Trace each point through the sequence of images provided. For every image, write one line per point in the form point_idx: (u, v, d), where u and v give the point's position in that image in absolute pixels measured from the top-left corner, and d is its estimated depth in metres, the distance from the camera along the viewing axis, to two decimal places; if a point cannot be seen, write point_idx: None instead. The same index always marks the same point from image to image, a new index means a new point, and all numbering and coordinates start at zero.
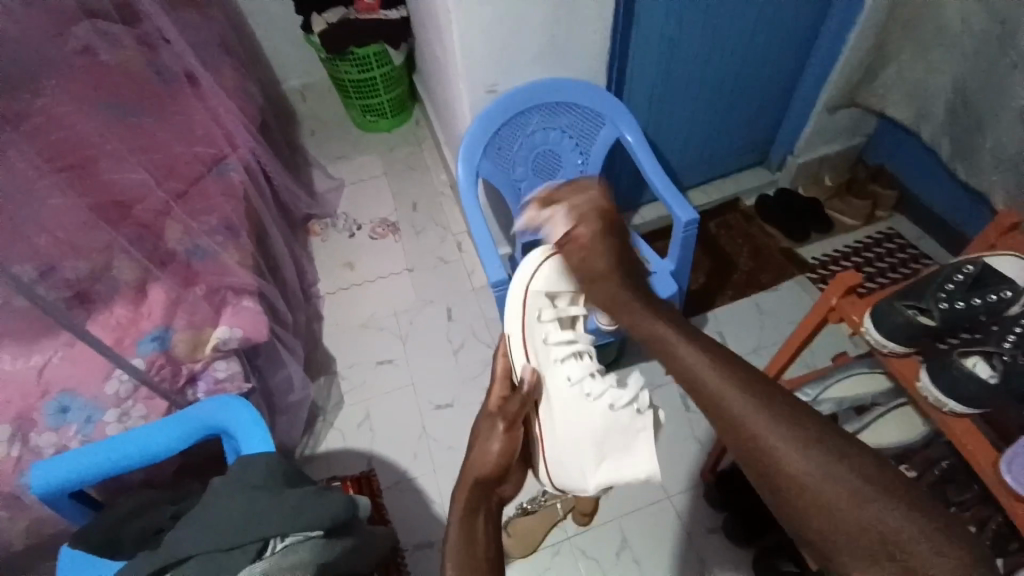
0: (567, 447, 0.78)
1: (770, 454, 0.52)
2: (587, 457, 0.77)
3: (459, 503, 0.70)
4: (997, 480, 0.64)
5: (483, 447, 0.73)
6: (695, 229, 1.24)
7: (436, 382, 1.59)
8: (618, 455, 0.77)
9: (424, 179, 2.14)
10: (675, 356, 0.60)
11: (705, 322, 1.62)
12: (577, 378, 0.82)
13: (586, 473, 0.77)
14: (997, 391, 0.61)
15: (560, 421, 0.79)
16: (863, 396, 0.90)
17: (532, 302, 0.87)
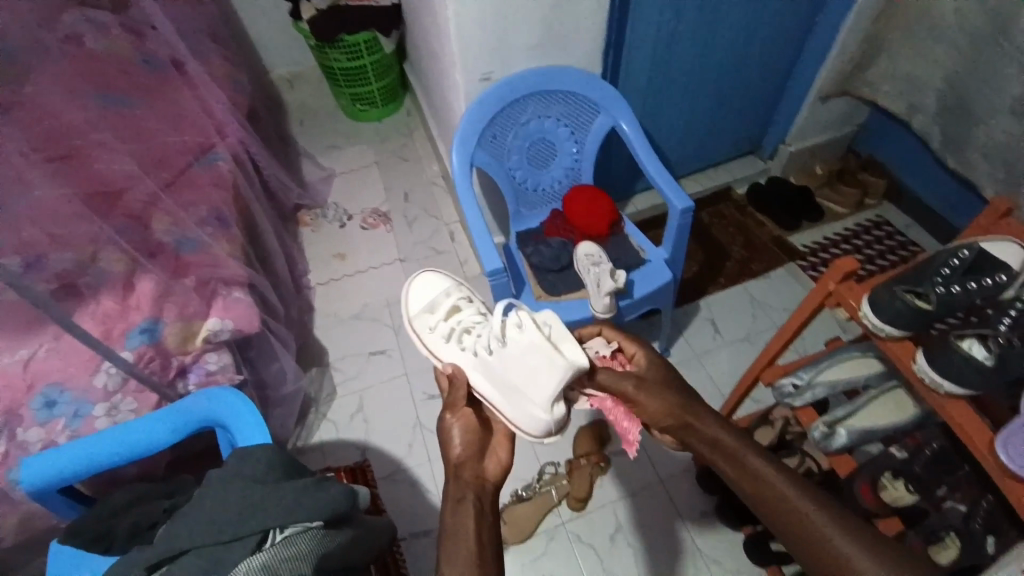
0: (497, 404, 0.83)
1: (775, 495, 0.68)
2: (513, 398, 0.80)
3: (446, 492, 0.71)
4: (994, 464, 0.62)
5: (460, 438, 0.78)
6: (690, 217, 1.24)
7: (430, 372, 1.58)
8: (533, 371, 0.79)
9: (415, 170, 2.12)
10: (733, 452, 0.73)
11: (697, 310, 1.63)
12: (468, 346, 0.91)
13: (523, 410, 0.79)
14: (994, 374, 0.60)
15: (490, 381, 0.84)
16: (861, 376, 0.87)
17: (422, 322, 1.02)
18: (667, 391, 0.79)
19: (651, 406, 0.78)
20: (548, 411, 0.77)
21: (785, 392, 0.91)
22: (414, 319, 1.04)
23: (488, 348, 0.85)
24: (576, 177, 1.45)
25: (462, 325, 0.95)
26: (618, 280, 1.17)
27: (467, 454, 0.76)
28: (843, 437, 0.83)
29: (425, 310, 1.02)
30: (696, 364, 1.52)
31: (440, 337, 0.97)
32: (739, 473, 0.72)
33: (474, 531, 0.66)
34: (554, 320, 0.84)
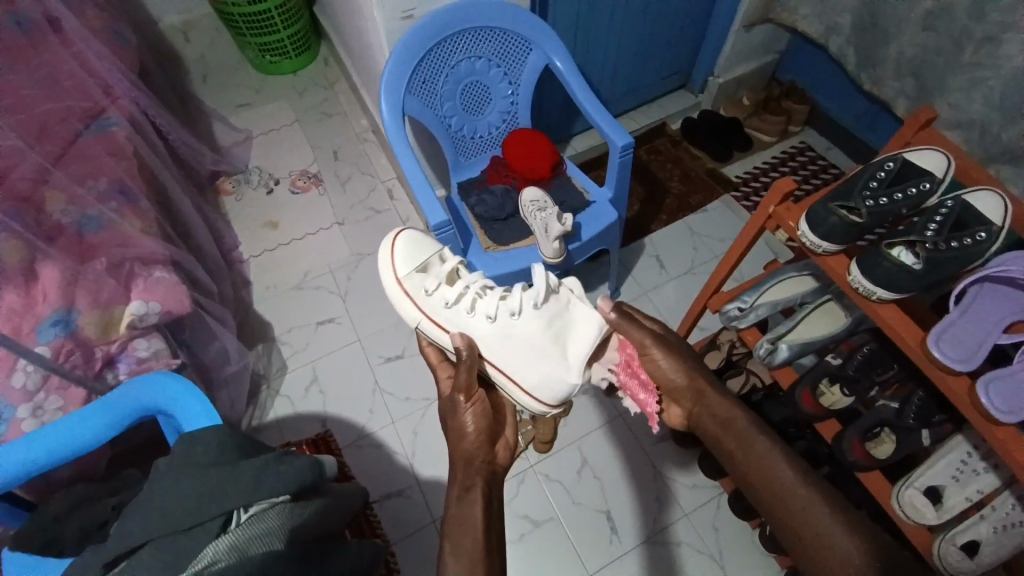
0: (524, 369, 0.84)
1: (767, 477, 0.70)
2: (545, 361, 0.83)
3: (455, 480, 0.72)
4: (928, 361, 0.61)
5: (459, 430, 0.78)
6: (631, 153, 1.23)
7: (383, 335, 1.55)
8: (573, 335, 0.85)
9: (341, 124, 1.99)
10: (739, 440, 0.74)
11: (642, 249, 1.66)
12: (482, 310, 0.88)
13: (556, 373, 0.83)
14: (924, 276, 0.62)
15: (516, 349, 0.85)
16: (797, 295, 0.91)
17: (415, 285, 0.95)
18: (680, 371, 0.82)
19: (668, 371, 0.83)
20: (579, 376, 0.83)
21: (730, 315, 0.93)
22: (405, 279, 0.95)
23: (517, 311, 0.85)
24: (513, 121, 1.41)
25: (469, 285, 0.91)
26: (566, 224, 1.15)
27: (478, 443, 0.76)
28: (786, 351, 0.85)
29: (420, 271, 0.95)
30: (644, 300, 1.57)
31: (444, 301, 0.91)
32: (748, 456, 0.72)
33: (482, 522, 0.67)
34: (577, 284, 0.91)
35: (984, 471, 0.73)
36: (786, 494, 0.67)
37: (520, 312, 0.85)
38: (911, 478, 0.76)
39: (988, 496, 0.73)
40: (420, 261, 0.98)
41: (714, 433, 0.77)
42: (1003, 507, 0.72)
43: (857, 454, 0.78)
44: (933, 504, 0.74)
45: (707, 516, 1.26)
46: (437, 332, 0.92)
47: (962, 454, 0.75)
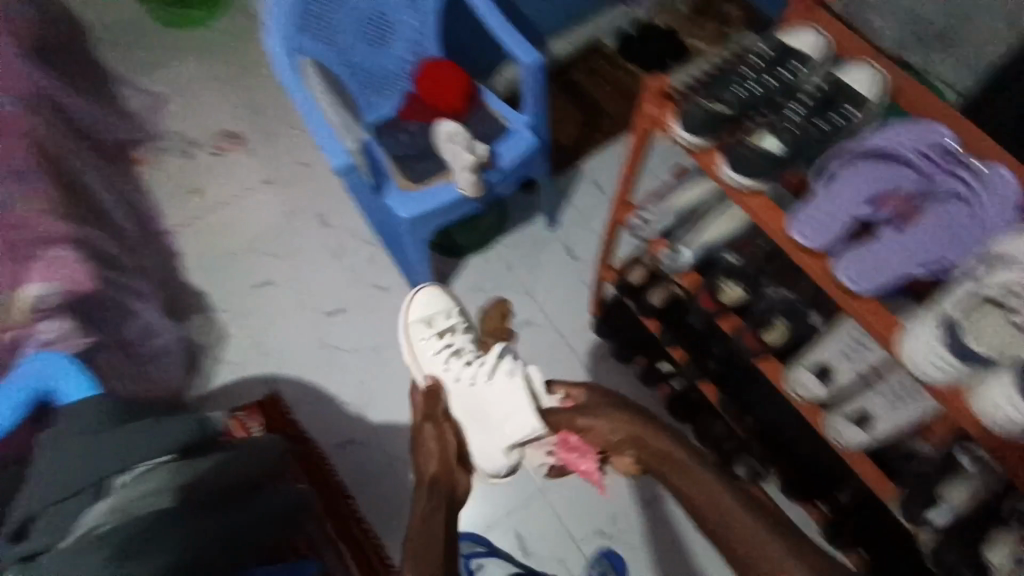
0: (470, 430, 0.95)
1: (720, 511, 0.70)
2: (484, 433, 0.94)
3: (421, 501, 0.79)
4: (789, 242, 0.61)
5: (425, 453, 0.86)
6: (543, 72, 1.16)
7: (324, 290, 1.52)
8: (513, 412, 0.91)
9: (260, 77, 1.86)
10: (681, 475, 0.74)
11: (580, 174, 1.62)
12: (454, 368, 1.05)
13: (490, 445, 0.92)
14: (782, 162, 0.61)
15: (469, 412, 0.97)
16: (701, 197, 0.89)
17: (415, 330, 1.15)
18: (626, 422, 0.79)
19: (600, 426, 0.79)
20: (507, 453, 0.91)
21: (635, 227, 0.93)
22: (406, 322, 1.16)
23: (475, 380, 1.00)
24: (422, 51, 1.32)
25: (452, 343, 1.10)
26: (478, 152, 1.14)
27: (442, 468, 0.84)
28: (687, 254, 0.84)
29: (423, 322, 1.15)
30: (586, 228, 1.54)
31: (427, 350, 1.11)
32: (699, 493, 0.72)
33: (443, 538, 0.73)
34: (540, 371, 0.97)
35: (873, 344, 0.71)
36: (733, 526, 0.68)
37: (477, 380, 1.00)
38: (802, 358, 0.75)
39: (882, 368, 0.71)
40: (428, 313, 1.16)
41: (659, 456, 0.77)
42: (895, 378, 0.70)
43: (750, 344, 0.79)
44: (825, 381, 0.74)
45: None
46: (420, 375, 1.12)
47: (851, 332, 0.73)
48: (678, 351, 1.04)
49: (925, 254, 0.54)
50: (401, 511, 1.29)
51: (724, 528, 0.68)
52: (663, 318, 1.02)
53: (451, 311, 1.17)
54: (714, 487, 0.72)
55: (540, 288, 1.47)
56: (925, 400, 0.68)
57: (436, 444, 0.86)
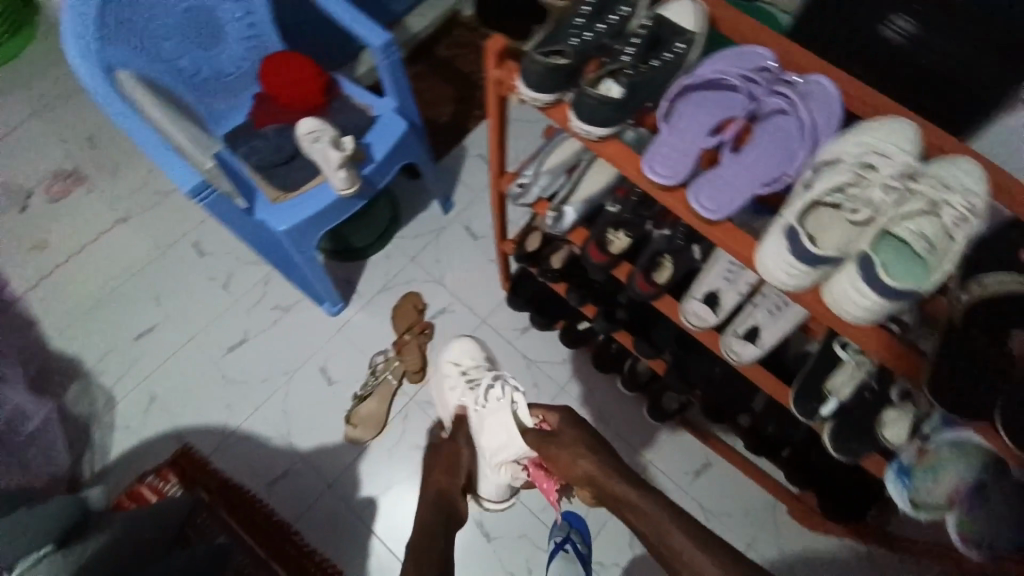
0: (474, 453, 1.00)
1: (664, 533, 0.74)
2: (480, 456, 0.99)
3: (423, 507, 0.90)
4: (647, 183, 0.60)
5: (433, 469, 0.96)
6: (396, 50, 1.09)
7: (217, 325, 1.39)
8: (495, 433, 0.94)
9: (90, 103, 1.63)
10: (630, 505, 0.78)
11: (465, 152, 1.58)
12: (464, 396, 1.05)
13: (485, 470, 0.97)
14: (624, 105, 0.60)
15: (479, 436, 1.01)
16: (573, 153, 0.88)
17: (445, 365, 1.14)
18: (590, 451, 0.84)
19: (561, 458, 0.84)
20: (494, 471, 0.95)
21: (516, 194, 0.90)
22: (444, 355, 1.16)
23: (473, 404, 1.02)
24: (260, 44, 1.21)
25: (474, 376, 1.08)
26: (346, 147, 1.06)
27: (445, 479, 0.93)
28: (570, 213, 0.85)
29: (455, 359, 1.14)
30: (481, 205, 1.51)
31: (450, 385, 1.10)
32: (648, 524, 0.76)
33: (439, 546, 0.83)
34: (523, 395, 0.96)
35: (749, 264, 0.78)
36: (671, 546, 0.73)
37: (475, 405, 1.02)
38: (692, 290, 0.79)
39: (757, 285, 0.78)
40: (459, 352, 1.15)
41: (615, 486, 0.80)
42: (769, 290, 0.77)
43: (643, 288, 0.81)
44: (714, 309, 0.78)
45: (582, 390, 1.28)
46: (445, 409, 1.12)
47: (727, 259, 0.79)
48: (588, 307, 1.05)
49: (766, 173, 0.58)
50: (350, 536, 1.22)
51: (664, 552, 0.73)
52: (564, 278, 1.04)
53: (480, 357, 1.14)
54: (661, 510, 0.76)
55: (448, 274, 1.43)
56: (797, 308, 0.75)
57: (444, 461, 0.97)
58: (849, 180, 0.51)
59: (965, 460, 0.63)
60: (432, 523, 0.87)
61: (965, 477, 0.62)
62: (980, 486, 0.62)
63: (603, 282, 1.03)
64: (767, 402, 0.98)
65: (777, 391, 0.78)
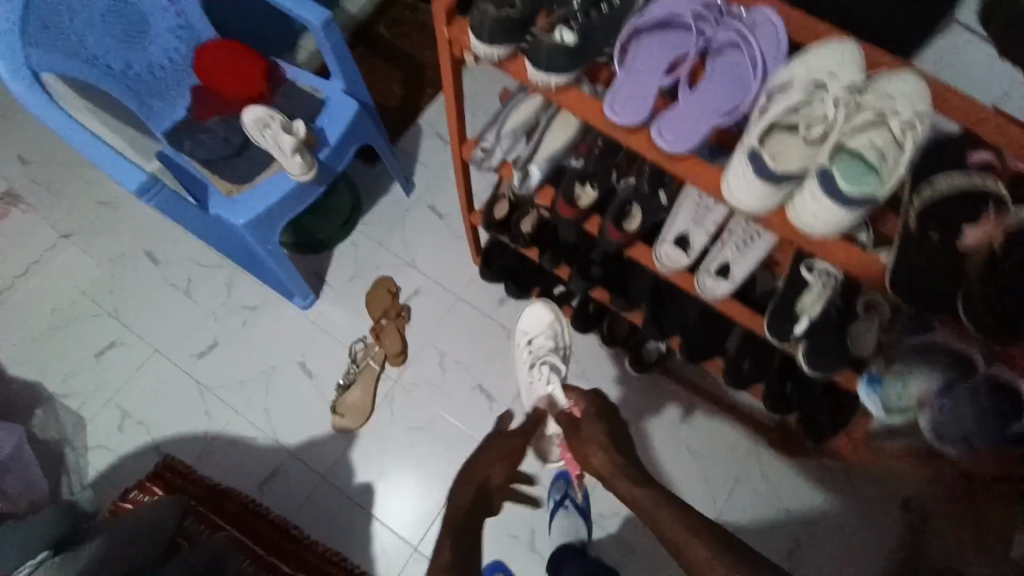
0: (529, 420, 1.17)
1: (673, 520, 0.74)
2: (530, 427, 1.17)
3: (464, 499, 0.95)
4: (608, 125, 0.61)
5: (484, 466, 1.00)
6: (337, 27, 1.03)
7: (185, 333, 1.35)
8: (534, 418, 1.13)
9: (12, 114, 1.52)
10: (638, 499, 0.80)
11: (422, 131, 1.53)
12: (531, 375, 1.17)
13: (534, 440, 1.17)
14: (578, 51, 0.59)
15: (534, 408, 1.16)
16: (532, 115, 0.87)
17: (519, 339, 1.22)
18: (610, 450, 0.86)
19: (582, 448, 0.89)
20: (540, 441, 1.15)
21: (479, 159, 0.90)
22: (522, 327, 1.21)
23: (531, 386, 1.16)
24: (192, 34, 1.15)
25: (551, 356, 1.16)
26: (298, 132, 1.02)
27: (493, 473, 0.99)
28: (536, 172, 0.85)
29: (526, 334, 1.21)
30: (445, 182, 1.48)
31: (524, 360, 1.20)
32: (656, 516, 0.77)
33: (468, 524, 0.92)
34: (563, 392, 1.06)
35: (714, 203, 0.81)
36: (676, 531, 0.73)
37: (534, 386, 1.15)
38: (663, 234, 0.80)
39: (724, 222, 0.81)
40: (532, 328, 1.20)
41: (624, 488, 0.82)
42: (736, 226, 0.80)
43: (615, 236, 0.82)
44: (685, 251, 0.80)
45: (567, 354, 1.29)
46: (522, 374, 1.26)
47: (694, 198, 0.81)
48: (562, 268, 1.06)
49: (724, 105, 0.59)
50: (349, 524, 1.22)
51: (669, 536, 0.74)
52: (536, 241, 1.05)
53: (554, 334, 1.19)
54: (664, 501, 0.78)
55: (419, 255, 1.41)
56: (761, 240, 0.79)
57: (502, 467, 1.01)
58: (802, 98, 0.54)
59: (925, 367, 0.70)
60: (464, 519, 0.92)
61: (931, 381, 0.70)
62: (948, 389, 0.69)
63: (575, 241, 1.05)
64: (744, 339, 1.02)
65: (749, 320, 0.81)
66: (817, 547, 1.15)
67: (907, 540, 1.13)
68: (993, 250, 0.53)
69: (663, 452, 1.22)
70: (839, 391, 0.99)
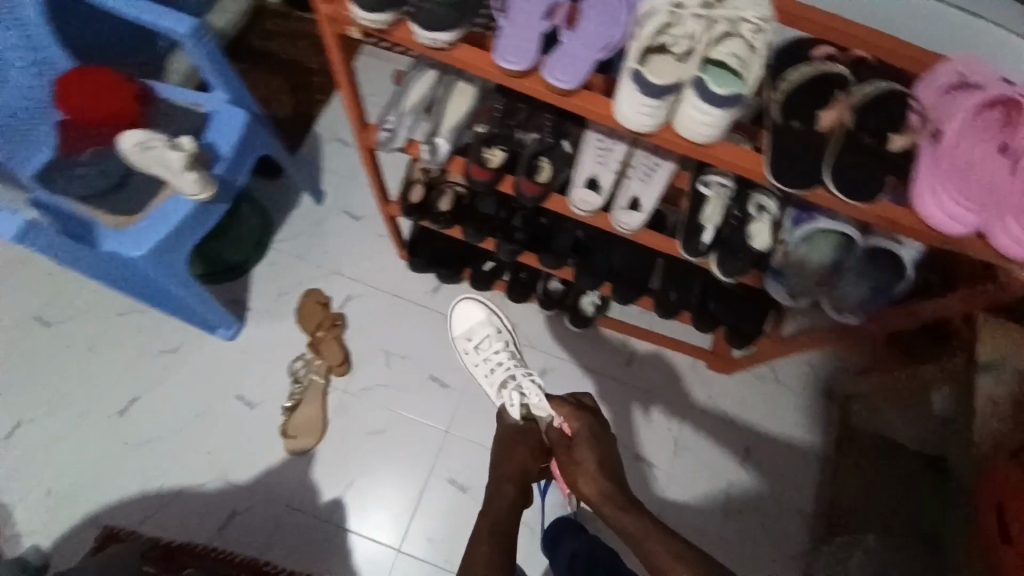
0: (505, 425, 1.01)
1: (656, 547, 0.72)
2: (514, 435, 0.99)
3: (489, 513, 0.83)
4: (500, 75, 0.64)
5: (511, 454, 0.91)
6: (208, 33, 0.96)
7: (100, 391, 1.23)
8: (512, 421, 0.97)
9: None
10: (623, 527, 0.76)
11: (320, 138, 1.49)
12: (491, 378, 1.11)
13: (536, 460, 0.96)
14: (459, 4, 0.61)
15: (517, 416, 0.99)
16: (429, 92, 0.88)
17: (462, 343, 1.19)
18: (600, 475, 0.81)
19: (579, 474, 0.82)
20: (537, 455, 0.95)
21: (384, 140, 0.87)
22: (457, 329, 1.21)
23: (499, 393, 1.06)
24: (49, 68, 1.07)
25: (503, 351, 1.14)
26: (185, 146, 0.96)
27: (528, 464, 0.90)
28: (444, 144, 0.87)
29: (468, 337, 1.19)
30: (353, 186, 1.45)
31: (476, 368, 1.16)
32: (642, 545, 0.73)
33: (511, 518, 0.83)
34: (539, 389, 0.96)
35: (614, 144, 0.86)
36: (659, 550, 0.71)
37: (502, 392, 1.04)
38: (574, 180, 0.85)
39: (625, 160, 0.87)
40: (473, 328, 1.19)
41: (612, 514, 0.78)
42: (636, 162, 0.87)
43: (530, 191, 0.86)
44: (596, 192, 0.85)
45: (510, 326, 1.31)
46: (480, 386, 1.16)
47: (595, 141, 0.87)
48: (488, 241, 1.08)
49: (600, 41, 0.64)
50: (327, 543, 1.18)
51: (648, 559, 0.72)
52: (456, 217, 1.06)
53: (499, 330, 1.18)
54: (648, 523, 0.75)
55: (342, 261, 1.38)
56: (661, 170, 0.87)
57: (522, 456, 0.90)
58: (668, 19, 0.59)
59: (815, 247, 0.83)
60: (508, 515, 0.83)
61: (824, 259, 0.83)
62: (836, 265, 0.83)
63: (497, 211, 1.07)
64: (666, 269, 1.10)
65: (664, 245, 0.87)
66: (766, 445, 1.26)
67: (836, 418, 1.26)
68: (846, 129, 0.66)
69: (617, 395, 1.28)
70: (758, 299, 1.09)
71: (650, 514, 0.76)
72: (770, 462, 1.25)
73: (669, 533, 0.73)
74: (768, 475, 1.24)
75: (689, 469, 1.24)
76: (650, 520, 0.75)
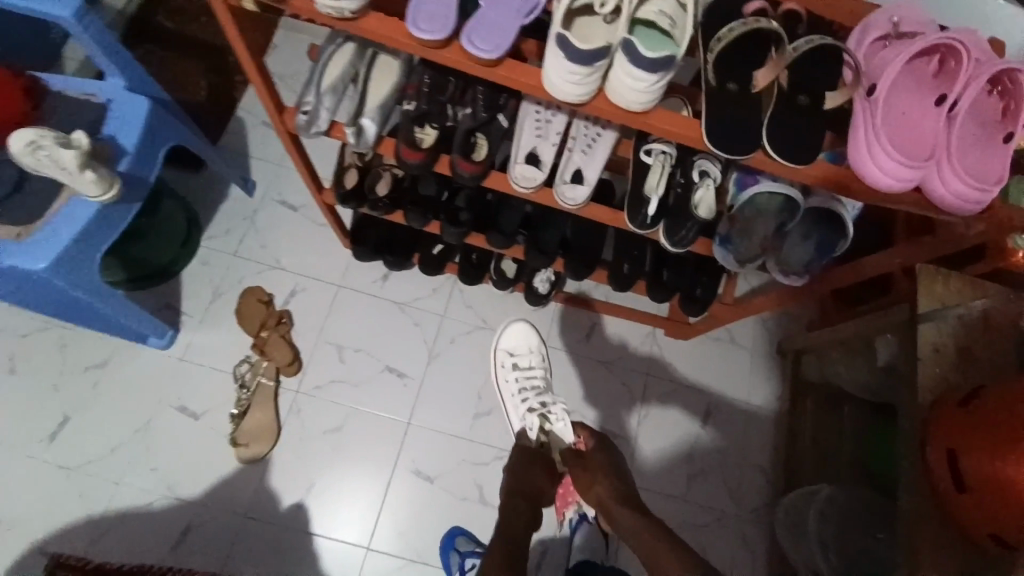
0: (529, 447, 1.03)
1: (658, 547, 0.69)
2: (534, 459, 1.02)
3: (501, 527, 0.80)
4: (416, 46, 0.58)
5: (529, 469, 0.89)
6: (92, 13, 0.85)
7: (23, 415, 1.13)
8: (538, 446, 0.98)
9: None
10: (630, 527, 0.73)
11: (244, 124, 1.39)
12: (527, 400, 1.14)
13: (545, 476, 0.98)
14: None
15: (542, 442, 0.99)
16: (350, 69, 0.81)
17: (499, 357, 1.21)
18: (612, 477, 0.80)
19: (591, 479, 0.80)
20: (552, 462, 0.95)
21: (304, 124, 0.79)
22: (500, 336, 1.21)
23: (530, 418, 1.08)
24: None
25: (541, 379, 1.17)
26: (77, 142, 0.85)
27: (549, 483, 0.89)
28: (370, 125, 0.81)
29: (508, 352, 1.20)
30: (288, 174, 1.36)
31: (507, 386, 1.18)
32: (648, 546, 0.70)
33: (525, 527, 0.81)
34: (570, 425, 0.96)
35: (553, 115, 0.83)
36: (659, 549, 0.69)
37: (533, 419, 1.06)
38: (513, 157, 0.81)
39: (564, 131, 0.84)
40: (515, 348, 1.20)
41: (616, 512, 0.75)
42: (576, 134, 0.84)
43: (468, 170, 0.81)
44: (538, 167, 0.82)
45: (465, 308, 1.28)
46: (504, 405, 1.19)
47: (533, 113, 0.83)
48: (432, 224, 1.03)
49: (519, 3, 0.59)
50: (295, 547, 1.14)
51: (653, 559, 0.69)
52: (394, 200, 1.00)
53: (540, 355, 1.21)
54: (653, 526, 0.72)
55: (281, 253, 1.30)
56: (604, 140, 0.83)
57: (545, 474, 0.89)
58: None
59: (761, 211, 0.82)
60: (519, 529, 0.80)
61: (768, 222, 0.83)
62: (781, 228, 0.84)
63: (438, 191, 1.02)
64: (616, 239, 1.08)
65: (611, 220, 0.84)
66: (725, 403, 1.29)
67: (787, 371, 1.30)
68: (781, 87, 0.64)
69: (580, 368, 1.27)
70: (708, 264, 1.09)
71: (653, 515, 0.73)
72: (730, 419, 1.28)
73: (670, 534, 0.70)
74: (729, 432, 1.27)
75: (656, 434, 1.25)
76: (654, 521, 0.72)
